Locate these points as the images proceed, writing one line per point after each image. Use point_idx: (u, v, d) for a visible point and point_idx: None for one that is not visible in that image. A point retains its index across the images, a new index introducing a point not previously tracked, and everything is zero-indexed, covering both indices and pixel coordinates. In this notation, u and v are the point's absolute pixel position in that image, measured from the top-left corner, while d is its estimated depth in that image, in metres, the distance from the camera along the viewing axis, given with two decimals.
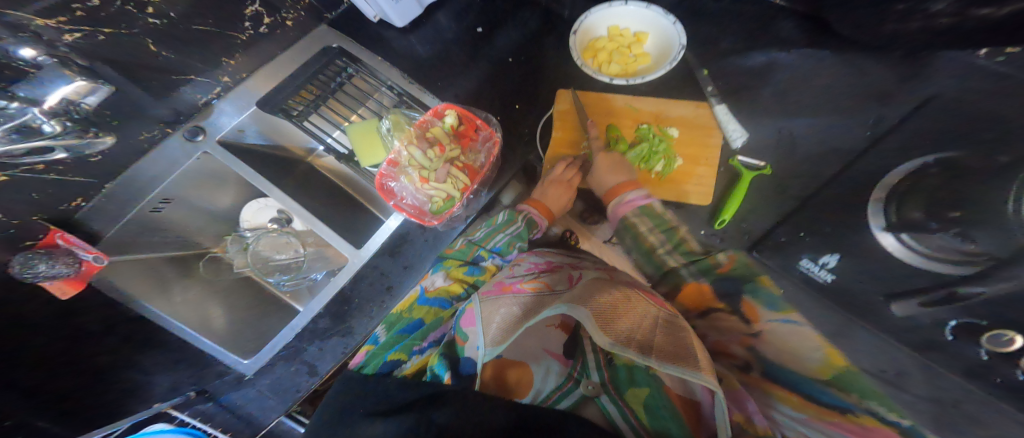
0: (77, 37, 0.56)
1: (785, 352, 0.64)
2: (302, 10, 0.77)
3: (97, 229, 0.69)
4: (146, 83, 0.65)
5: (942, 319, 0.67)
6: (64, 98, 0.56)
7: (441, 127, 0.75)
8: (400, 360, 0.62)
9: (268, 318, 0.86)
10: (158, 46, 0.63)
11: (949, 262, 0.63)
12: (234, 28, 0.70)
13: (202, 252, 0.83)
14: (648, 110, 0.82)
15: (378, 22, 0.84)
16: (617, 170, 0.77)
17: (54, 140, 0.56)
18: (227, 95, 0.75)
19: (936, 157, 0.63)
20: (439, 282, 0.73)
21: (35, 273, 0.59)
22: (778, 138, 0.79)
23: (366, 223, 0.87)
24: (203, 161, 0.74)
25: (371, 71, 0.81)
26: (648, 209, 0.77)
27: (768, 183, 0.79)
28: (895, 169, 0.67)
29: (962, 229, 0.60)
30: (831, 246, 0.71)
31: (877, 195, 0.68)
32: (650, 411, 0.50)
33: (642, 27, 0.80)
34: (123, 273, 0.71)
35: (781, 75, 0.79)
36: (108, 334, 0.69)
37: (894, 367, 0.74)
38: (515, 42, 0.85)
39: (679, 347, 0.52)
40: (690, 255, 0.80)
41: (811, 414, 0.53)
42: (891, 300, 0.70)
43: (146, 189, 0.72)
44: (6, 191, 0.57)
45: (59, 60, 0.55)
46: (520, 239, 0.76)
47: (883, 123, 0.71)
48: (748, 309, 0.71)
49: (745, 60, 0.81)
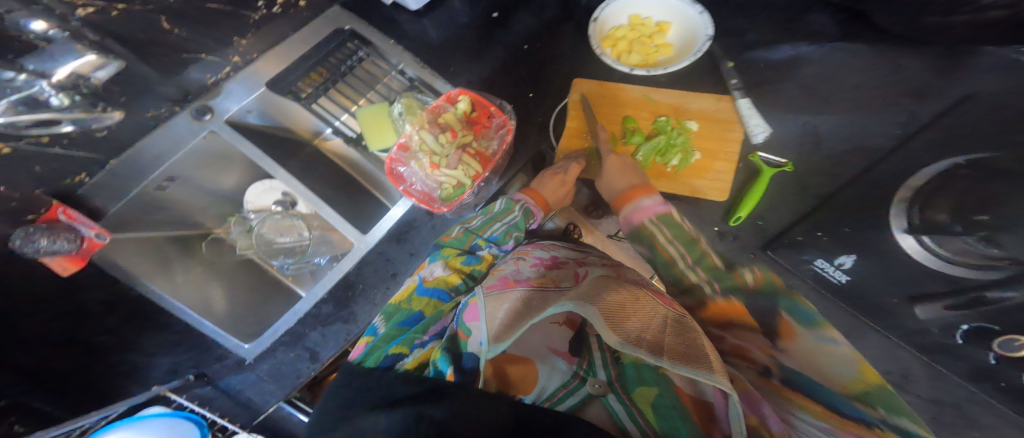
0: (90, 11, 0.54)
1: (813, 359, 0.52)
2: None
3: (100, 205, 0.68)
4: (155, 59, 0.62)
5: (953, 323, 0.66)
6: (74, 72, 0.55)
7: (453, 113, 0.74)
8: (401, 354, 0.59)
9: (269, 303, 0.84)
10: (171, 23, 0.60)
11: (970, 267, 0.62)
12: (247, 6, 0.66)
13: (205, 234, 0.83)
14: (667, 102, 0.80)
15: (392, 5, 0.80)
16: (626, 173, 0.76)
17: (62, 112, 0.55)
18: (237, 74, 0.72)
19: (967, 157, 0.64)
20: (438, 272, 0.71)
21: (35, 248, 0.59)
22: (802, 134, 0.77)
23: (372, 210, 0.86)
24: (209, 140, 0.72)
25: (382, 54, 0.79)
26: (669, 218, 0.73)
27: (789, 180, 0.76)
28: (924, 169, 0.67)
29: (989, 233, 0.61)
30: (846, 246, 0.70)
31: (902, 195, 0.67)
32: (658, 411, 0.48)
33: (665, 17, 0.78)
34: (125, 251, 0.70)
35: (808, 69, 0.77)
36: (109, 314, 0.68)
37: (898, 369, 0.73)
38: (531, 30, 0.82)
39: (690, 346, 0.50)
40: (711, 270, 0.69)
41: (831, 422, 0.42)
42: (914, 301, 0.68)
43: (150, 168, 0.70)
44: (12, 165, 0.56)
45: (71, 34, 0.54)
46: (517, 229, 0.76)
47: (916, 119, 0.70)
48: (781, 326, 0.59)
49: (771, 54, 0.79)
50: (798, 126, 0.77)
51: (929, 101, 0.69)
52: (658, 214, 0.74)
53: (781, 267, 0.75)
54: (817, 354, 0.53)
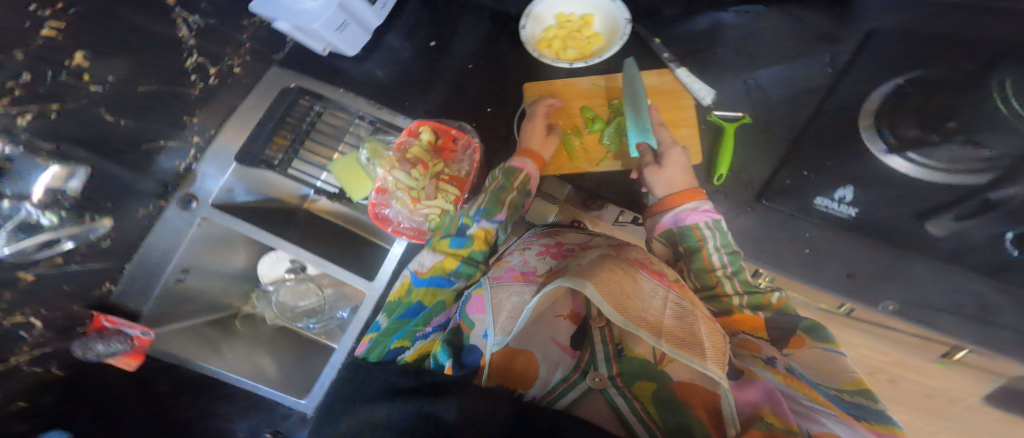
0: (28, 119, 0.50)
1: (823, 365, 0.57)
2: (246, 56, 0.74)
3: (133, 307, 0.71)
4: (121, 156, 0.61)
5: (998, 232, 0.62)
6: (48, 187, 0.53)
7: (419, 145, 0.75)
8: (403, 347, 0.65)
9: (310, 358, 0.88)
10: (113, 114, 0.58)
11: (948, 172, 0.60)
12: (182, 84, 0.65)
13: (234, 312, 0.89)
14: (616, 86, 0.78)
15: (329, 55, 0.83)
16: (675, 177, 0.70)
17: (57, 230, 0.56)
18: (203, 156, 0.72)
19: (905, 77, 0.65)
20: (430, 261, 0.71)
21: (94, 353, 0.63)
22: (745, 91, 0.75)
23: (372, 254, 0.88)
24: (204, 227, 0.74)
25: (339, 105, 0.80)
26: (720, 225, 0.68)
27: (752, 131, 0.73)
28: (869, 97, 0.66)
29: (968, 137, 0.54)
30: (840, 179, 0.66)
31: (865, 123, 0.66)
32: (658, 405, 0.50)
33: (585, 10, 0.79)
34: (174, 341, 0.74)
35: (729, 35, 0.77)
36: (180, 391, 0.75)
37: (975, 300, 0.65)
38: (471, 48, 0.84)
39: (689, 332, 0.49)
40: (747, 285, 0.70)
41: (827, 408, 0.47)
42: (925, 219, 0.63)
43: (163, 264, 0.72)
44: (44, 287, 0.58)
45: (24, 147, 0.51)
46: (505, 192, 0.73)
47: (838, 58, 0.70)
48: (790, 342, 0.63)
49: (689, 26, 0.80)
50: (737, 82, 0.76)
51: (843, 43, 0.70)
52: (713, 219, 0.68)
53: (787, 214, 0.69)
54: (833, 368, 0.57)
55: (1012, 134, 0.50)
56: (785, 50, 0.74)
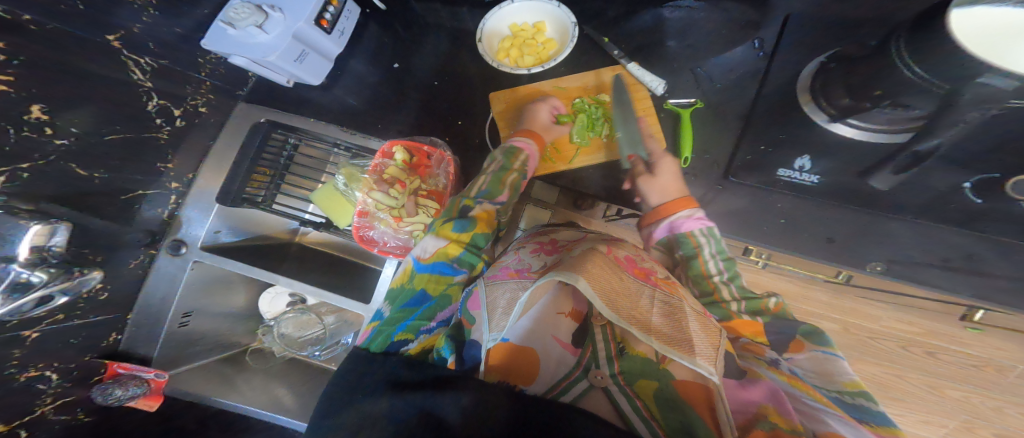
0: (1, 180, 0.50)
1: (822, 367, 0.60)
2: (207, 94, 0.74)
3: (143, 352, 0.74)
4: (101, 210, 0.62)
5: (958, 183, 0.64)
6: (32, 245, 0.52)
7: (394, 165, 0.77)
8: (407, 338, 0.63)
9: (323, 387, 0.88)
10: (85, 168, 0.58)
11: (884, 131, 0.63)
12: (146, 129, 0.65)
13: (242, 349, 0.90)
14: (575, 86, 0.80)
15: (296, 85, 0.85)
16: (670, 185, 0.74)
17: (48, 286, 0.54)
18: (185, 200, 0.75)
19: (824, 56, 0.66)
20: (433, 247, 0.70)
21: (116, 397, 0.67)
22: (693, 79, 0.77)
23: (365, 278, 0.89)
24: (197, 270, 0.76)
25: (314, 135, 0.81)
26: (711, 231, 0.71)
27: (706, 116, 0.75)
28: (800, 76, 0.69)
29: (893, 100, 0.53)
30: (803, 149, 0.67)
31: (804, 99, 0.67)
32: (661, 403, 0.50)
33: (536, 18, 0.81)
34: (187, 379, 0.77)
35: (674, 23, 0.78)
36: (206, 429, 0.81)
37: (958, 253, 0.67)
38: (432, 65, 0.87)
39: (678, 329, 0.50)
40: (742, 290, 0.72)
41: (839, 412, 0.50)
42: (866, 175, 0.65)
43: (163, 310, 0.75)
44: (39, 348, 0.59)
45: (3, 209, 0.51)
46: (506, 173, 0.75)
47: (766, 44, 0.74)
48: (790, 345, 0.64)
49: (632, 24, 0.80)
50: (686, 72, 0.77)
51: (768, 26, 0.74)
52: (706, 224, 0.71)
53: (754, 188, 0.71)
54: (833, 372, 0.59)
55: (929, 97, 0.49)
56: (733, 28, 0.76)
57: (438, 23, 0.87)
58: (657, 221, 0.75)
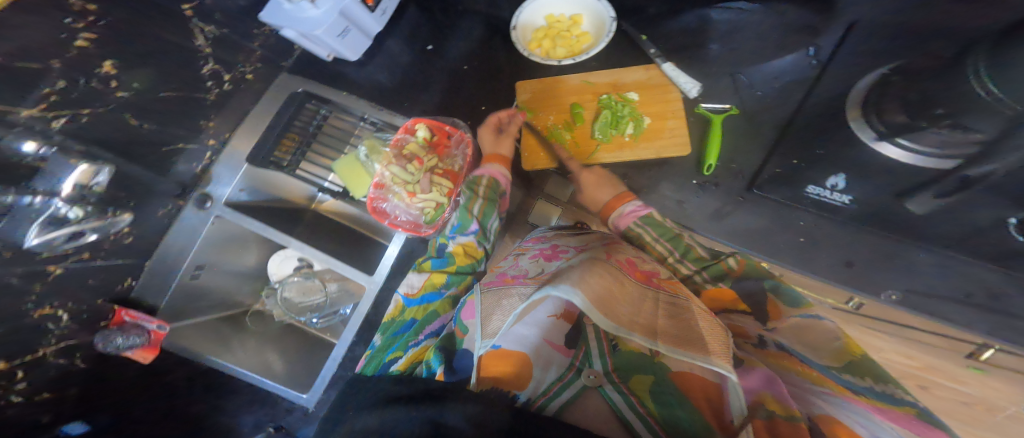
0: (62, 121, 0.55)
1: (808, 338, 0.57)
2: (257, 63, 0.79)
3: (153, 303, 0.74)
4: (143, 159, 0.65)
5: (1001, 217, 0.63)
6: (76, 184, 0.57)
7: (415, 142, 0.78)
8: (398, 356, 0.65)
9: (317, 355, 0.91)
10: (136, 117, 0.62)
11: (939, 156, 0.59)
12: (198, 89, 0.70)
13: (244, 310, 0.92)
14: (603, 82, 0.82)
15: (334, 60, 0.89)
16: (595, 188, 0.80)
17: (82, 222, 0.59)
18: (218, 158, 0.77)
19: (889, 67, 0.65)
20: (416, 281, 0.79)
21: (116, 346, 0.65)
22: (733, 83, 0.80)
23: (373, 251, 0.92)
24: (218, 225, 0.79)
25: (343, 108, 0.84)
26: (650, 218, 0.76)
27: (740, 121, 0.78)
28: (853, 89, 0.67)
29: (955, 121, 0.52)
30: (832, 167, 0.67)
31: (852, 114, 0.65)
32: (658, 399, 0.49)
33: (574, 11, 0.82)
34: (188, 335, 0.78)
35: (722, 25, 0.81)
36: (192, 386, 0.78)
37: (983, 289, 0.68)
38: (465, 51, 0.89)
39: (684, 330, 0.52)
40: (699, 260, 0.72)
41: (830, 387, 0.47)
42: (903, 197, 0.64)
43: (180, 261, 0.76)
44: (70, 284, 0.62)
45: (59, 148, 0.55)
46: (472, 199, 0.80)
47: (822, 51, 0.73)
48: (768, 309, 0.64)
49: (677, 22, 0.83)
50: (725, 77, 0.80)
51: (824, 35, 0.73)
52: (640, 217, 0.76)
53: (778, 203, 0.74)
54: (812, 334, 0.58)
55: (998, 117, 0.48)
56: (765, 42, 0.78)
57: (476, 10, 0.89)
58: (609, 222, 0.81)
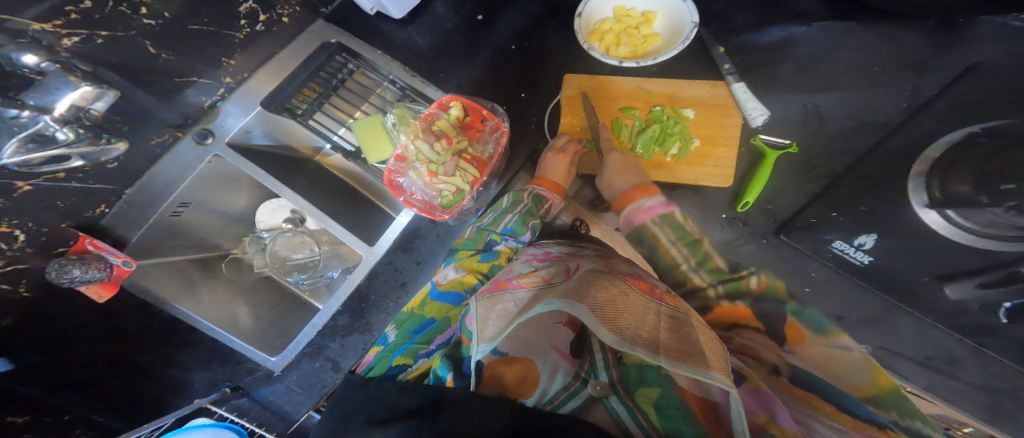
0: (75, 41, 0.51)
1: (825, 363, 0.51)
2: (296, 6, 0.73)
3: (122, 234, 0.67)
4: (151, 86, 0.60)
5: (995, 302, 0.65)
6: (73, 105, 0.52)
7: (447, 119, 0.73)
8: (405, 364, 0.59)
9: (290, 316, 0.86)
10: (157, 47, 0.58)
11: (977, 235, 0.63)
12: (230, 27, 0.65)
13: (223, 254, 0.82)
14: (660, 91, 0.78)
15: (376, 14, 0.82)
16: (626, 176, 0.74)
17: (70, 147, 0.53)
18: (231, 96, 0.70)
19: (983, 126, 0.62)
20: (452, 275, 0.72)
21: (70, 278, 0.59)
22: (804, 115, 0.77)
23: (377, 220, 0.85)
24: (215, 165, 0.71)
25: (371, 65, 0.77)
26: (670, 218, 0.71)
27: (795, 161, 0.76)
28: (934, 141, 0.65)
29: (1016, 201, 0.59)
30: (867, 227, 0.69)
31: (918, 169, 0.66)
32: (662, 411, 0.45)
33: (649, 6, 0.76)
34: (152, 276, 0.70)
35: (802, 50, 0.75)
36: (146, 334, 0.72)
37: (942, 354, 0.73)
38: (516, 29, 0.83)
39: (685, 344, 0.49)
40: (716, 273, 0.66)
41: (844, 423, 0.42)
42: (945, 280, 0.67)
43: (164, 195, 0.68)
44: (31, 203, 0.55)
45: (62, 66, 0.51)
46: (532, 216, 0.75)
47: (921, 93, 0.68)
48: (789, 334, 0.55)
49: (760, 36, 0.77)
50: (791, 111, 0.77)
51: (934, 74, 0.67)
52: (658, 215, 0.71)
53: (799, 249, 0.76)
54: (839, 367, 0.50)
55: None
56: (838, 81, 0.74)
57: None
58: (621, 216, 0.75)
